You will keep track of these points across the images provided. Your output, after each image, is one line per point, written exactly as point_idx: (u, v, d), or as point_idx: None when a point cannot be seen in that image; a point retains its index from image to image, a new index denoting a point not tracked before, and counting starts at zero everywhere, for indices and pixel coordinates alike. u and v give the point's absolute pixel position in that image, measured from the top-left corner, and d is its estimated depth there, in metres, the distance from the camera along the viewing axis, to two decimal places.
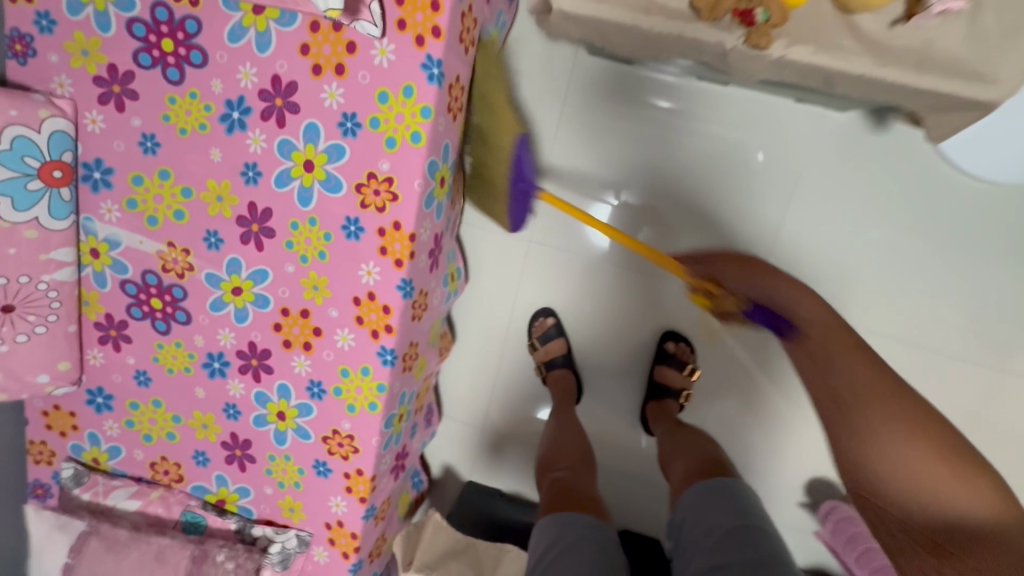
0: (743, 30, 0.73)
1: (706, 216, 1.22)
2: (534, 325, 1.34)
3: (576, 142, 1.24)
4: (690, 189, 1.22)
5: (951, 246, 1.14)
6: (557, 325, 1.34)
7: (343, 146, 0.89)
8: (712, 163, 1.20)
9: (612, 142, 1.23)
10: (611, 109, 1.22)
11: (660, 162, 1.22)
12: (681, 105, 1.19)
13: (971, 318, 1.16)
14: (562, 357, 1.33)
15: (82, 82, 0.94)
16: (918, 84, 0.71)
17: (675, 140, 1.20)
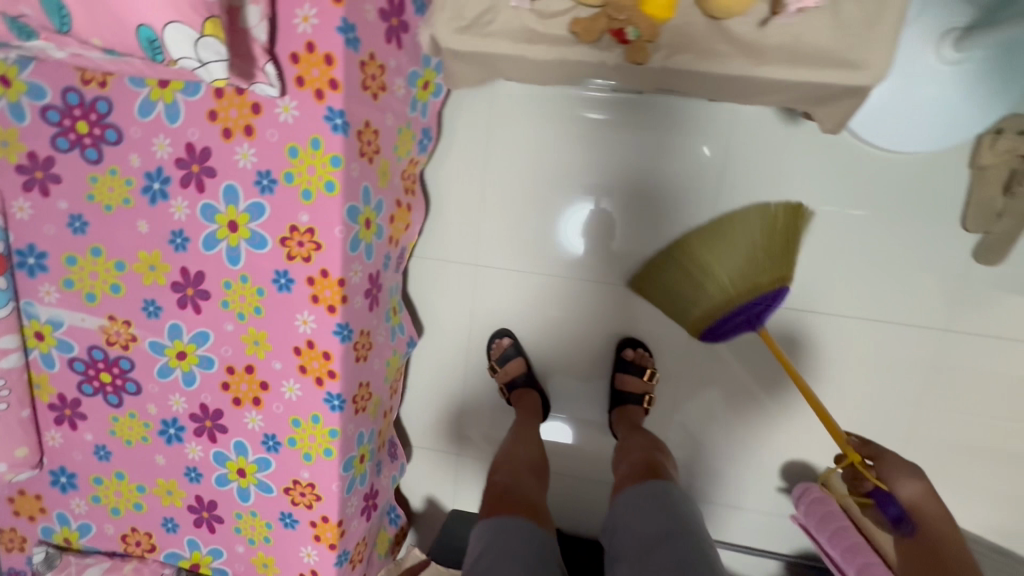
0: (622, 48, 0.76)
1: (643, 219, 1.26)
2: (491, 348, 1.35)
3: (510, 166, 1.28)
4: (624, 196, 1.26)
5: (877, 220, 1.19)
6: (515, 345, 1.35)
7: (262, 204, 0.91)
8: (640, 169, 1.24)
9: (545, 161, 1.27)
10: (538, 130, 1.26)
11: (592, 174, 1.26)
12: (603, 117, 1.23)
13: (906, 285, 1.20)
14: (521, 375, 1.34)
15: (6, 172, 0.97)
16: (796, 77, 0.74)
17: (603, 151, 1.24)
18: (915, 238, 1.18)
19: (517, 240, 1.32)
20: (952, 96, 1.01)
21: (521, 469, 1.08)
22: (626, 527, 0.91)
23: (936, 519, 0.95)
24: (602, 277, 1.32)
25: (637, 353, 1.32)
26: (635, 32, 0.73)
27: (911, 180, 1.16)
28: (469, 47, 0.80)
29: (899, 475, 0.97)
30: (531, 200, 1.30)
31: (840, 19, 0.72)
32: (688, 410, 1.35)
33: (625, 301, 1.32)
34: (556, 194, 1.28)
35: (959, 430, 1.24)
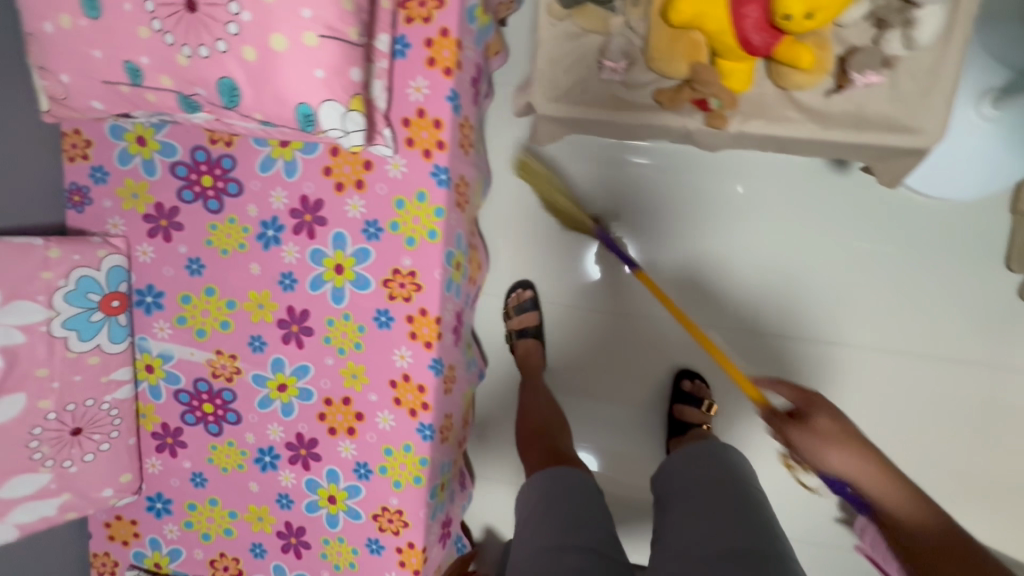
0: (702, 114, 0.85)
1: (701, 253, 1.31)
2: (510, 298, 1.40)
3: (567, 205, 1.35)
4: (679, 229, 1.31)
5: (928, 260, 1.25)
6: (533, 299, 1.39)
7: (368, 249, 1.00)
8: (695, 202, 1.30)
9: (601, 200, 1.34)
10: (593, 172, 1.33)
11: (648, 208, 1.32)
12: (657, 159, 1.31)
13: (959, 321, 1.25)
14: (534, 329, 1.37)
15: (134, 221, 1.07)
16: (861, 140, 0.83)
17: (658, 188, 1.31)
18: (966, 276, 1.24)
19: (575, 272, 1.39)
20: (996, 146, 1.09)
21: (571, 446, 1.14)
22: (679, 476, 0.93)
23: (841, 463, 0.76)
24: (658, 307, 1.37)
25: (694, 385, 1.35)
26: (717, 102, 0.82)
27: (956, 222, 1.23)
28: (562, 113, 0.90)
29: (820, 451, 0.78)
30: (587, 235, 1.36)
31: (899, 91, 0.81)
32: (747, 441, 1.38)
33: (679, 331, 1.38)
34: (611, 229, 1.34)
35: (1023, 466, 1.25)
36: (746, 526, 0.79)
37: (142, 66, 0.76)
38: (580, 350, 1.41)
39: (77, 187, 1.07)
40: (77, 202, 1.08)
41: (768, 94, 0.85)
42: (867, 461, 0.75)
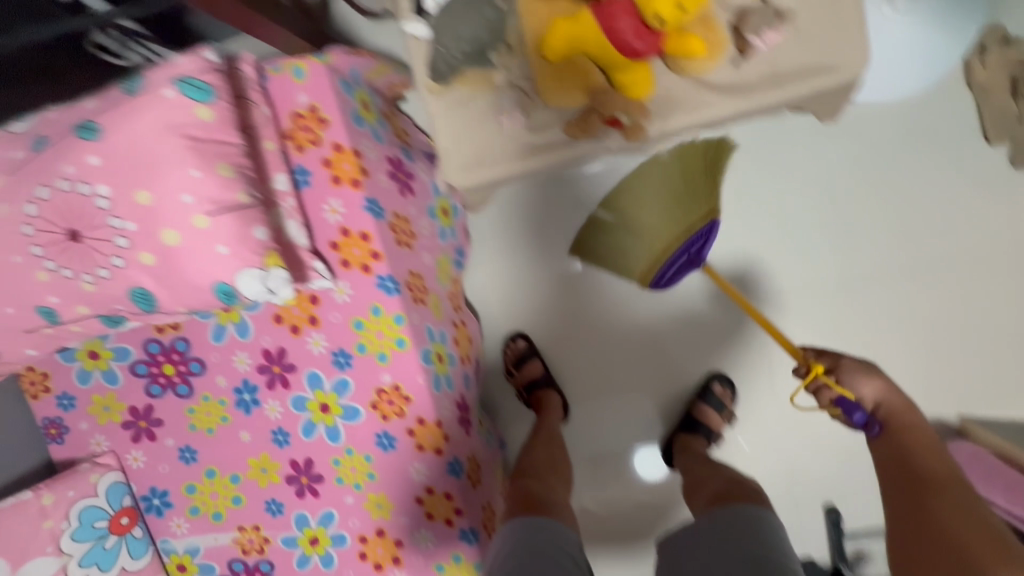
0: (617, 131, 0.81)
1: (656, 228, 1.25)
2: (506, 352, 1.32)
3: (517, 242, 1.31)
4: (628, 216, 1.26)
5: (913, 161, 1.16)
6: (527, 347, 1.31)
7: (345, 378, 0.96)
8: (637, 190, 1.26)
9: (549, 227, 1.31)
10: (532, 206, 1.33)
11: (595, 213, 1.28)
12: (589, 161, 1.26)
13: (971, 210, 1.15)
14: (541, 378, 1.30)
15: (115, 432, 1.04)
16: (786, 95, 0.78)
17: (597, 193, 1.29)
18: (959, 163, 1.14)
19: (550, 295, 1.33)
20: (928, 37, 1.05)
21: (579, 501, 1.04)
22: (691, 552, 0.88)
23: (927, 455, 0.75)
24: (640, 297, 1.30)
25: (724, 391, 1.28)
26: (627, 116, 0.79)
27: (924, 115, 1.15)
28: (481, 179, 0.85)
29: (856, 381, 0.84)
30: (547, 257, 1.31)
31: (804, 35, 0.76)
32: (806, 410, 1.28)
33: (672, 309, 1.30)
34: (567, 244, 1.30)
35: None
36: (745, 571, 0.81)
37: (53, 306, 0.74)
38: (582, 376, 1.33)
39: (50, 420, 1.05)
40: (55, 435, 1.05)
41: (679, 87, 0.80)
42: (935, 458, 0.75)
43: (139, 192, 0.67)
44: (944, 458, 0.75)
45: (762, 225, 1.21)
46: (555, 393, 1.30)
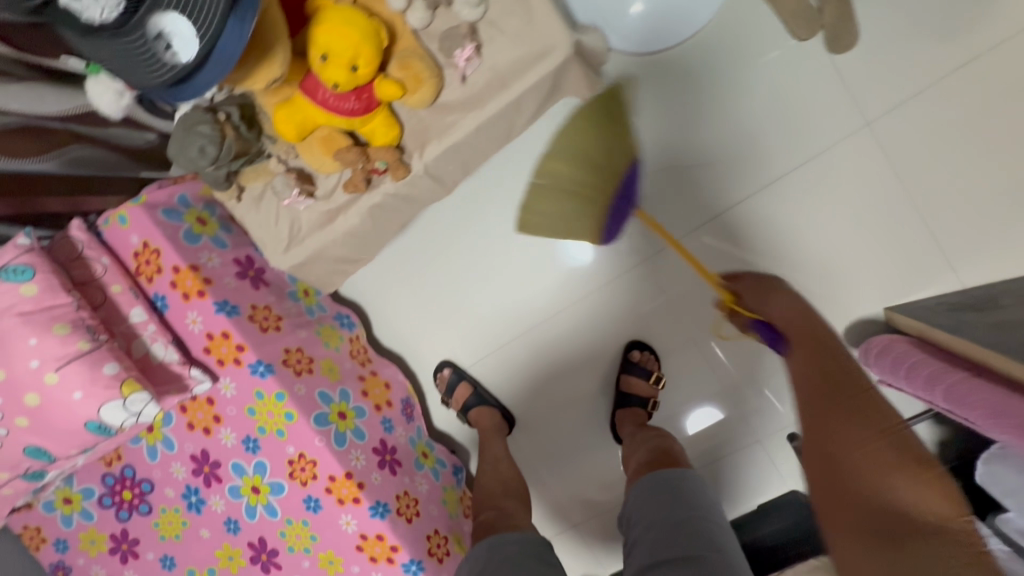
0: (386, 176, 0.88)
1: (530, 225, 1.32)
2: (437, 384, 1.40)
3: (415, 282, 1.41)
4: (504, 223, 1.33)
5: (732, 84, 1.17)
6: (454, 372, 1.38)
7: (260, 459, 1.06)
8: (505, 199, 1.32)
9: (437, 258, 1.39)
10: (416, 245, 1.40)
11: (474, 231, 1.36)
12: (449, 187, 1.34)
13: (802, 111, 1.16)
14: (474, 396, 1.37)
15: (105, 560, 1.18)
16: (516, 93, 0.82)
17: (469, 212, 1.36)
18: (774, 73, 1.16)
19: (462, 317, 1.40)
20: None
21: (515, 504, 1.10)
22: (637, 520, 0.94)
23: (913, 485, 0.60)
24: (543, 291, 1.35)
25: (646, 355, 1.32)
26: (383, 162, 0.86)
27: (727, 38, 1.17)
28: (299, 256, 0.95)
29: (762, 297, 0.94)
30: (446, 285, 1.40)
31: (508, 35, 0.80)
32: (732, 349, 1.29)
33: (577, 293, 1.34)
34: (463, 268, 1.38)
35: (972, 185, 1.11)
36: (683, 540, 0.85)
37: None
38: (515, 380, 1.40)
39: (57, 564, 1.20)
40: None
41: (425, 120, 0.86)
42: (881, 448, 0.63)
43: None
44: (888, 432, 0.65)
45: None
46: (489, 407, 1.37)
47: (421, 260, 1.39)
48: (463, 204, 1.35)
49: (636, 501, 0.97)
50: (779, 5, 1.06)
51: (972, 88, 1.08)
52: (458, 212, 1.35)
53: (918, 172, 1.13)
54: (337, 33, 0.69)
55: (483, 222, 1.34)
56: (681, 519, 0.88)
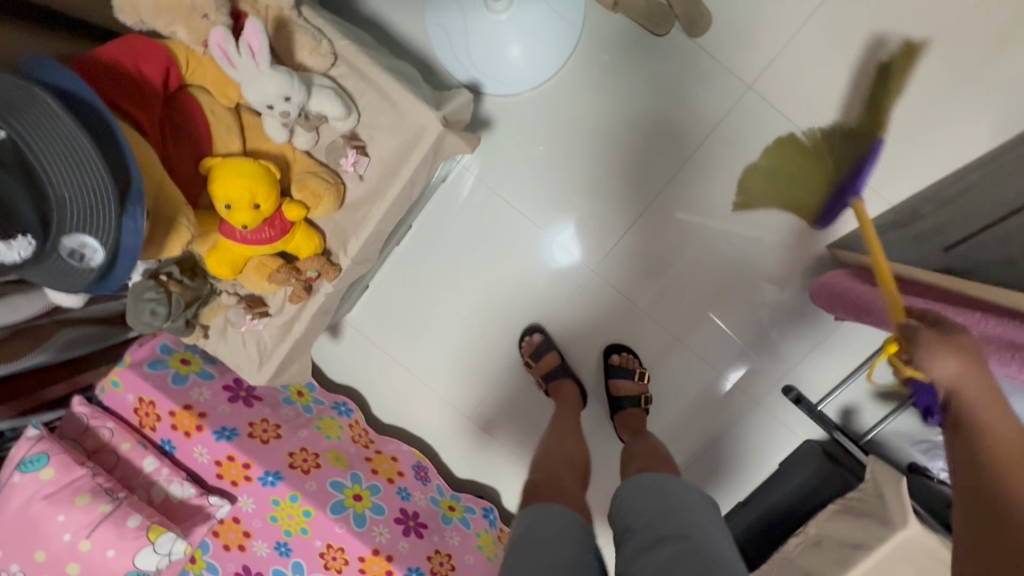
0: (321, 281, 0.97)
1: (484, 269, 1.39)
2: (523, 347, 1.39)
3: (397, 353, 1.48)
4: (461, 275, 1.40)
5: (620, 88, 1.24)
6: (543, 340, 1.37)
7: (295, 559, 1.13)
8: (453, 253, 1.39)
9: (409, 324, 1.46)
10: (384, 318, 1.47)
11: (434, 290, 1.43)
12: (399, 257, 1.42)
13: (690, 93, 1.22)
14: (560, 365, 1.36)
15: None
16: (406, 176, 0.89)
17: (424, 274, 1.42)
18: (653, 67, 1.22)
19: (450, 371, 1.47)
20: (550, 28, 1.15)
21: None
22: (632, 511, 0.84)
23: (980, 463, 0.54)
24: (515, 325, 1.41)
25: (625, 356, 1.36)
26: (313, 270, 0.95)
27: (600, 47, 1.22)
28: (269, 370, 1.03)
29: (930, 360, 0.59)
30: (427, 346, 1.46)
31: (387, 131, 0.90)
32: (705, 323, 1.34)
33: (546, 318, 1.40)
34: (436, 326, 1.45)
35: (865, 112, 1.17)
36: (684, 518, 0.79)
37: None
38: (518, 413, 1.46)
39: None
40: None
41: (341, 221, 0.96)
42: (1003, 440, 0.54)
43: (37, 552, 0.91)
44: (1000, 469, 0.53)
45: (545, 223, 1.34)
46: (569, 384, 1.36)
47: (396, 330, 1.47)
48: (417, 269, 1.42)
49: (628, 496, 0.88)
50: (631, 11, 1.16)
51: (832, 30, 1.15)
52: (416, 278, 1.43)
53: (813, 115, 1.19)
54: (232, 183, 0.79)
55: (441, 278, 1.42)
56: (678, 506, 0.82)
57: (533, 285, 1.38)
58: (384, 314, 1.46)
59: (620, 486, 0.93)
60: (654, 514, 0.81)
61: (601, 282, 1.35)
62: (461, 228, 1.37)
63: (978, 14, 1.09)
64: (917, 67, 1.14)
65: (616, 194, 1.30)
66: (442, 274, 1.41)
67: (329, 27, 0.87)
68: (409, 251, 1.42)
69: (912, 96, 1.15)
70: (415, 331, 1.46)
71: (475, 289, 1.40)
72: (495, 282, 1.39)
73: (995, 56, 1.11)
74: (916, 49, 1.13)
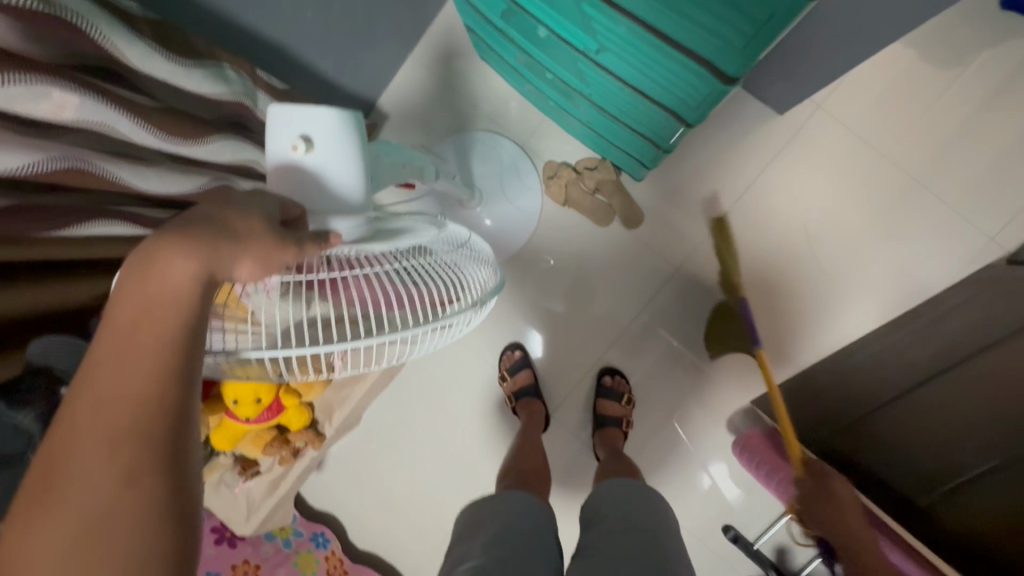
0: (308, 448, 1.14)
1: (456, 409, 1.55)
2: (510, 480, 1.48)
3: (373, 482, 1.60)
4: (436, 413, 1.56)
5: (572, 263, 1.48)
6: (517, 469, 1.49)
7: None
8: (428, 394, 1.56)
9: (386, 456, 1.59)
10: (364, 450, 1.60)
11: (411, 425, 1.58)
12: (381, 394, 1.59)
13: (630, 268, 1.47)
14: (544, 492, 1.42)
15: None
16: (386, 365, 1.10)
17: (402, 411, 1.58)
18: (599, 247, 1.47)
19: (423, 502, 1.58)
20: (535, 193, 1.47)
21: None
22: (612, 521, 0.96)
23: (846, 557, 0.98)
24: (483, 460, 1.56)
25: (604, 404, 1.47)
26: (303, 440, 1.13)
27: (556, 231, 1.48)
28: (257, 521, 1.18)
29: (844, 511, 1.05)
30: (401, 478, 1.59)
31: None
32: (651, 463, 1.51)
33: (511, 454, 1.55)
34: (411, 459, 1.58)
35: (771, 291, 1.43)
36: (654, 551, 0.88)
37: None
38: None
39: None
40: None
41: (328, 397, 1.15)
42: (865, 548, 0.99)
43: None
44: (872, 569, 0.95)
45: None
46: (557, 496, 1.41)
47: (374, 463, 1.60)
48: (397, 406, 1.58)
49: (612, 499, 1.01)
50: (579, 207, 1.43)
51: (738, 228, 1.43)
52: (395, 415, 1.58)
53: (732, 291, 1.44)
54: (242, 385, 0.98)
55: (417, 417, 1.57)
56: (656, 535, 0.92)
57: (499, 425, 1.54)
58: (364, 447, 1.60)
59: (604, 488, 1.06)
60: (625, 527, 0.94)
61: (558, 422, 1.54)
62: (436, 371, 1.55)
63: (846, 224, 1.39)
64: (807, 261, 1.41)
65: (572, 347, 1.52)
66: (419, 411, 1.57)
67: None
68: (390, 390, 1.59)
69: (807, 283, 1.41)
70: (390, 464, 1.59)
71: (447, 426, 1.56)
72: (464, 422, 1.55)
73: (866, 257, 1.39)
74: (805, 245, 1.41)
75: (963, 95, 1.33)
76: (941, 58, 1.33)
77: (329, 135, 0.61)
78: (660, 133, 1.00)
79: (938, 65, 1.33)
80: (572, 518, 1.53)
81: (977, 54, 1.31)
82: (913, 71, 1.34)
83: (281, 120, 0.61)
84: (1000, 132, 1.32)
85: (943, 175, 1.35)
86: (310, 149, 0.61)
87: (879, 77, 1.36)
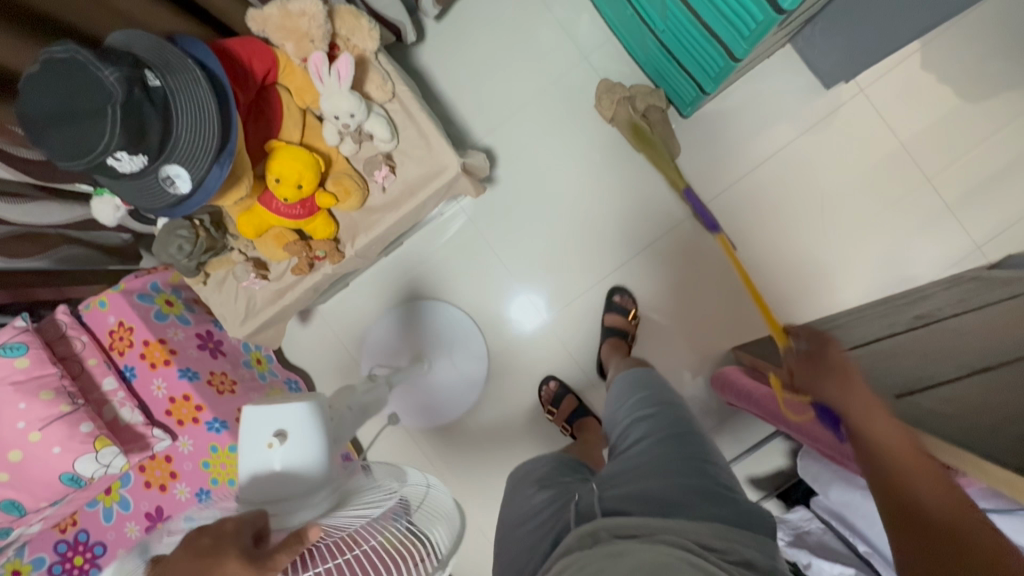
0: (324, 262, 1.14)
1: (455, 294, 1.58)
2: (541, 393, 1.53)
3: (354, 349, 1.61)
4: (434, 290, 1.58)
5: (602, 182, 1.54)
6: (560, 384, 1.53)
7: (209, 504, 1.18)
8: (432, 274, 1.59)
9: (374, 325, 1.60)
10: (356, 314, 1.61)
11: (407, 299, 1.59)
12: (386, 265, 1.60)
13: (654, 200, 1.54)
14: (577, 411, 1.48)
15: None
16: (424, 196, 1.11)
17: (402, 284, 1.60)
18: (631, 174, 1.53)
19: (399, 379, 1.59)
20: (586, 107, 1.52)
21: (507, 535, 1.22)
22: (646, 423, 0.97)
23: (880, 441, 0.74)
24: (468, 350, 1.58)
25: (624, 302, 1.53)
26: (321, 251, 1.12)
27: (594, 148, 1.53)
28: (252, 325, 1.16)
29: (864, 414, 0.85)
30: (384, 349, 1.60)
31: (418, 158, 1.12)
32: None
33: (497, 350, 1.58)
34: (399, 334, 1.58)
35: (776, 252, 1.52)
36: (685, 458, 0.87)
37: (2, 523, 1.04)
38: (448, 431, 1.59)
39: None
40: None
41: (356, 219, 1.15)
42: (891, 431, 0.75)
43: (12, 451, 0.99)
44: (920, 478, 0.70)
45: (521, 273, 1.57)
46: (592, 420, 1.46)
47: (363, 328, 1.61)
48: (399, 280, 1.60)
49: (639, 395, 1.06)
50: (624, 128, 1.48)
51: (761, 188, 1.52)
52: (393, 288, 1.60)
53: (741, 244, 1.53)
54: (287, 164, 0.98)
55: (415, 292, 1.58)
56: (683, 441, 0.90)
57: (493, 319, 1.57)
58: (356, 312, 1.61)
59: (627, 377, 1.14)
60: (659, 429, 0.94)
61: (550, 331, 1.57)
62: (445, 254, 1.58)
63: (856, 208, 1.50)
64: (815, 234, 1.51)
65: (580, 262, 1.56)
66: (419, 289, 1.59)
67: (397, 74, 1.11)
68: (395, 264, 1.60)
69: (809, 251, 1.51)
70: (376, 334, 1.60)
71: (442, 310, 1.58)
72: (458, 307, 1.57)
73: (866, 240, 1.50)
74: (818, 218, 1.51)
75: (985, 115, 1.46)
76: (972, 78, 1.47)
77: (298, 424, 0.71)
78: (735, 39, 1.04)
79: (971, 84, 1.46)
80: (539, 424, 1.57)
81: (1001, 82, 1.45)
82: (946, 82, 1.47)
83: (254, 421, 0.71)
84: (1010, 162, 1.46)
85: (951, 182, 1.48)
86: (281, 442, 0.69)
87: (919, 83, 1.48)
